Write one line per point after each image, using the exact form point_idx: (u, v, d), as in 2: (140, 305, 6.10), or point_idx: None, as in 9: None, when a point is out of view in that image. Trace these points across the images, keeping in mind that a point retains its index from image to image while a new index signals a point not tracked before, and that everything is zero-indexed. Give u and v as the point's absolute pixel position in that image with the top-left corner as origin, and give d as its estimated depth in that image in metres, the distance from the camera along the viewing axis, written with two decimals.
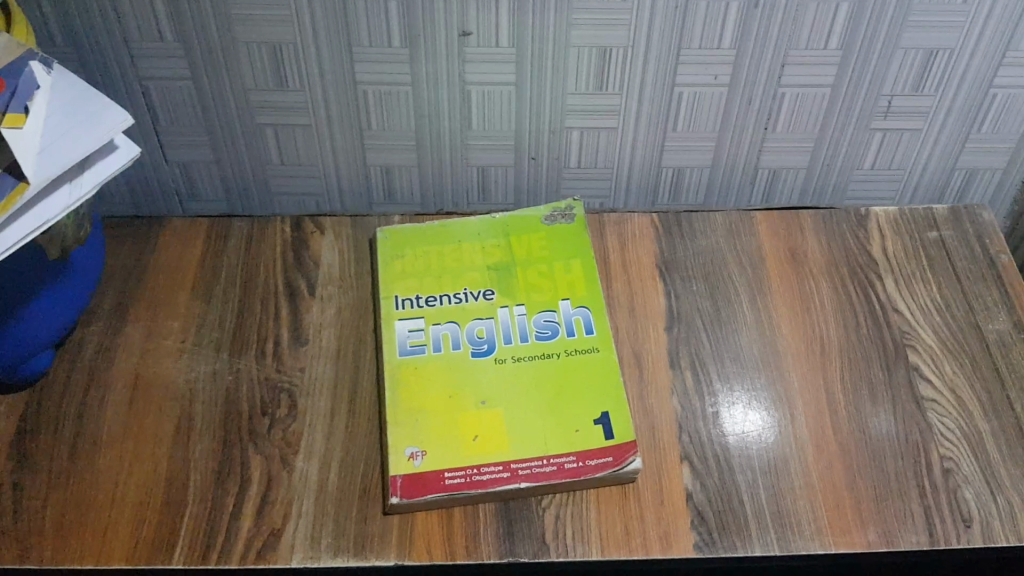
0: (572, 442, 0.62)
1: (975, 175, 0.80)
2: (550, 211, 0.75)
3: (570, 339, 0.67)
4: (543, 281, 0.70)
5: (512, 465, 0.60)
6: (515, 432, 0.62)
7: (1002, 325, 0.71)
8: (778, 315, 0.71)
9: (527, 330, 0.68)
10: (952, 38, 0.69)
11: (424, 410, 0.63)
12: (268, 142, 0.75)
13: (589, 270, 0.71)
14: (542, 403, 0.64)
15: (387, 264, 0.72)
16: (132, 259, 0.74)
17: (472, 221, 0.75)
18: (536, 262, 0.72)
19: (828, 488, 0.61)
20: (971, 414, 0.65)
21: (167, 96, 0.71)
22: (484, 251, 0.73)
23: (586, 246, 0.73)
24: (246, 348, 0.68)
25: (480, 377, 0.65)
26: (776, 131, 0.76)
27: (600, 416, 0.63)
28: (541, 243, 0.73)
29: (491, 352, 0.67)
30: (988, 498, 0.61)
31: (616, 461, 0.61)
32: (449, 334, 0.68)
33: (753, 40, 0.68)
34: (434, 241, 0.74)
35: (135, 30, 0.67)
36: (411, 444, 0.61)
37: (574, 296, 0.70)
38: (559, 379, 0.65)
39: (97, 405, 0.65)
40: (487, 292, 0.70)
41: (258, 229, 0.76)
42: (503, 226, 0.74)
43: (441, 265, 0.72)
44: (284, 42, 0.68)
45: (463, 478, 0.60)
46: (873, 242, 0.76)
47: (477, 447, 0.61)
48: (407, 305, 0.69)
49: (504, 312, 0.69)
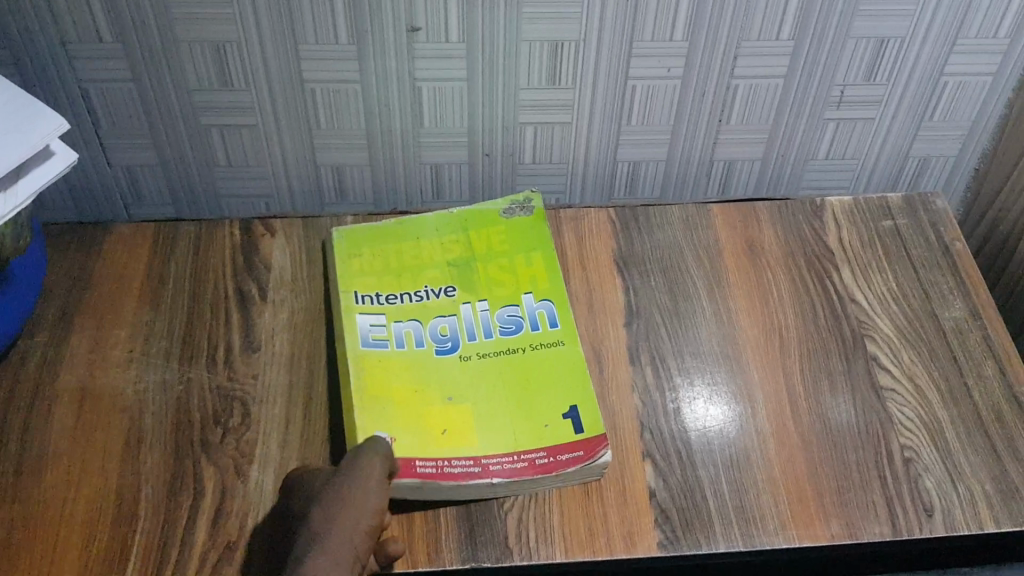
0: (542, 437, 0.61)
1: (928, 163, 0.80)
2: (508, 204, 0.74)
3: (534, 334, 0.66)
4: (506, 276, 0.70)
5: (482, 460, 0.59)
6: (483, 427, 0.61)
7: (958, 312, 0.71)
8: (736, 308, 0.71)
9: (491, 326, 0.67)
10: (902, 27, 0.69)
11: (391, 400, 0.62)
12: (213, 143, 0.73)
13: (551, 263, 0.70)
14: (510, 396, 0.63)
15: (344, 262, 0.70)
16: (76, 267, 0.72)
17: (429, 218, 0.73)
18: (497, 257, 0.71)
19: (790, 481, 0.61)
20: (930, 403, 0.66)
21: (108, 99, 0.69)
22: (444, 247, 0.72)
23: (546, 239, 0.72)
24: (197, 357, 0.67)
25: (446, 372, 0.64)
26: (731, 122, 0.75)
27: (568, 410, 0.62)
28: (500, 237, 0.72)
29: (456, 349, 0.65)
30: (950, 487, 0.61)
31: (586, 454, 0.60)
32: (412, 330, 0.66)
33: (706, 32, 0.68)
34: (392, 238, 0.72)
35: (72, 30, 0.64)
36: (380, 431, 0.60)
37: (537, 289, 0.69)
38: (527, 374, 0.64)
39: (42, 420, 0.63)
40: (449, 289, 0.69)
41: (206, 233, 0.74)
42: (462, 221, 0.73)
43: (399, 263, 0.71)
44: (227, 40, 0.66)
45: (434, 469, 0.58)
46: (830, 232, 0.76)
47: (446, 440, 0.60)
48: (368, 300, 0.68)
49: (467, 308, 0.68)
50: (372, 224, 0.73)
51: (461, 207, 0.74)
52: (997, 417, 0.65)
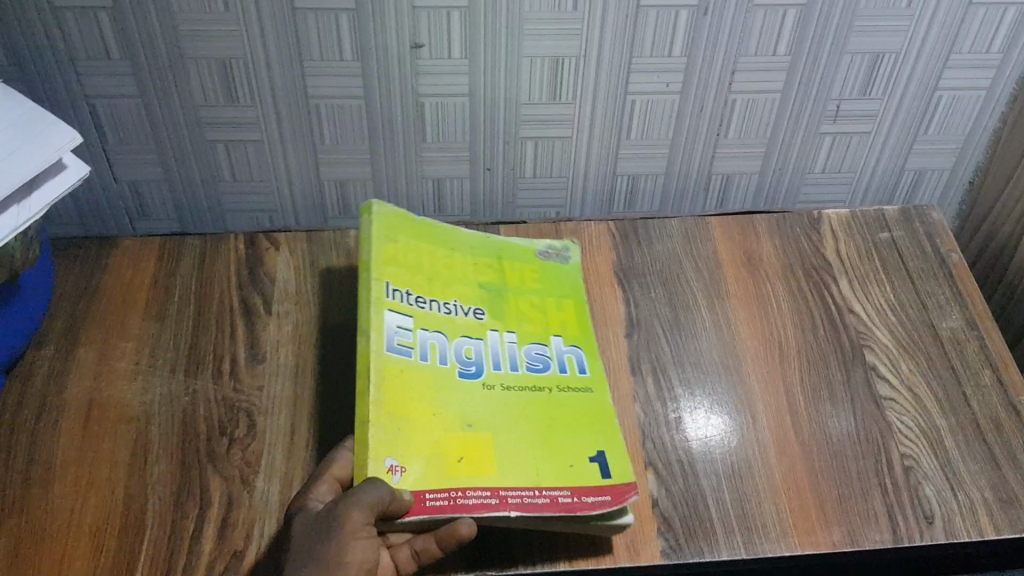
0: (565, 477, 0.57)
1: (923, 177, 0.82)
2: (545, 246, 0.74)
3: (563, 376, 0.64)
4: (536, 313, 0.68)
5: (501, 492, 0.55)
6: (504, 459, 0.58)
7: (955, 322, 0.72)
8: (736, 319, 0.72)
9: (517, 360, 0.64)
10: (897, 42, 0.70)
11: (406, 419, 0.58)
12: (218, 158, 0.74)
13: (582, 308, 0.70)
14: (533, 434, 0.60)
15: (379, 245, 0.67)
16: (82, 281, 0.73)
17: (459, 243, 0.72)
18: (528, 291, 0.70)
19: (791, 490, 0.62)
20: (929, 411, 0.66)
21: (115, 115, 0.70)
22: (477, 270, 0.70)
23: (581, 285, 0.72)
24: (202, 369, 0.67)
25: (466, 400, 0.61)
26: (729, 136, 0.76)
27: (594, 454, 0.59)
28: (530, 277, 0.71)
29: (479, 376, 0.62)
30: (949, 494, 0.62)
31: (616, 499, 0.56)
32: (437, 344, 0.63)
33: (704, 47, 0.69)
34: (426, 243, 0.70)
35: (81, 47, 0.66)
36: (390, 456, 0.56)
37: (567, 334, 0.67)
38: (552, 414, 0.61)
39: (49, 432, 0.63)
40: (478, 311, 0.67)
41: (211, 247, 0.75)
42: (496, 250, 0.72)
43: (433, 270, 0.68)
44: (234, 57, 0.67)
45: (447, 500, 0.54)
46: (827, 244, 0.77)
47: (462, 470, 0.57)
48: (398, 299, 0.64)
49: (494, 336, 0.65)
50: (406, 221, 0.70)
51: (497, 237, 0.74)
52: (995, 425, 0.66)
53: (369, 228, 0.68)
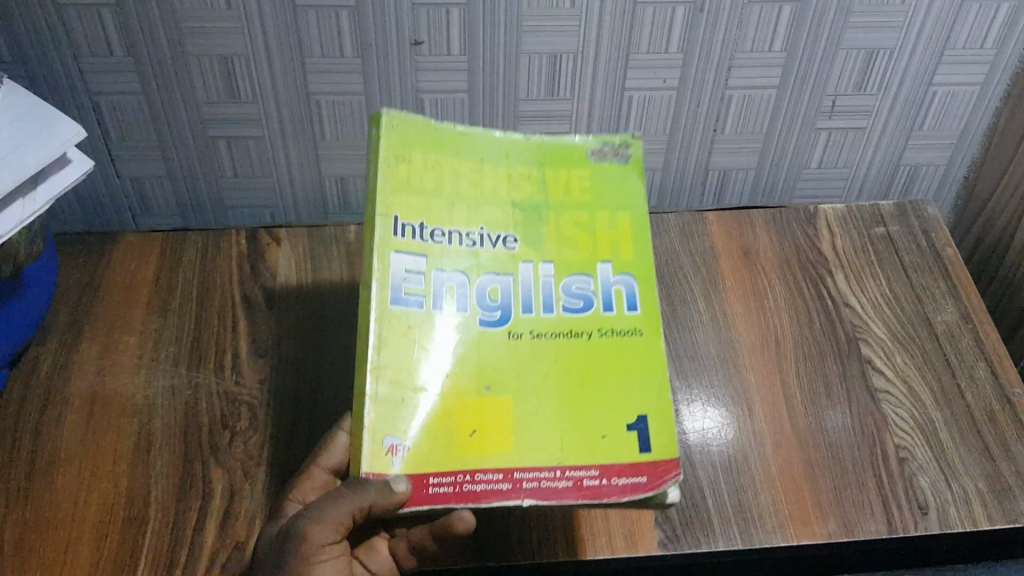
0: (596, 451, 0.49)
1: (918, 172, 0.82)
2: (598, 143, 0.58)
3: (608, 317, 0.53)
4: (582, 236, 0.55)
5: (515, 474, 0.48)
6: (525, 429, 0.50)
7: (950, 316, 0.72)
8: (733, 313, 0.72)
9: (553, 298, 0.53)
10: (892, 38, 0.71)
11: (414, 381, 0.49)
12: (220, 154, 0.75)
13: (640, 229, 0.56)
14: (563, 393, 0.51)
15: (390, 164, 0.53)
16: (86, 276, 0.73)
17: (489, 149, 0.56)
18: (573, 208, 0.56)
19: (787, 481, 0.62)
20: (924, 403, 0.67)
21: (118, 111, 0.71)
22: (511, 182, 0.56)
23: (642, 198, 0.57)
24: (204, 363, 0.68)
25: (486, 351, 0.51)
26: (725, 132, 0.77)
27: (636, 419, 0.51)
28: (577, 190, 0.57)
29: (506, 323, 0.52)
30: (943, 485, 0.62)
31: (651, 484, 0.49)
32: (455, 287, 0.52)
33: (700, 43, 0.70)
34: (450, 153, 0.55)
35: (84, 44, 0.66)
36: (392, 432, 0.48)
37: (617, 259, 0.55)
38: (589, 365, 0.52)
39: (53, 425, 0.64)
40: (509, 238, 0.54)
41: (213, 243, 0.76)
42: (539, 153, 0.57)
43: (458, 191, 0.54)
44: (236, 55, 0.68)
45: (452, 487, 0.48)
46: (823, 239, 0.77)
47: (474, 446, 0.49)
48: (408, 233, 0.52)
49: (527, 268, 0.54)
50: (427, 127, 0.55)
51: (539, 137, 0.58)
52: (989, 417, 0.66)
53: (378, 138, 0.53)
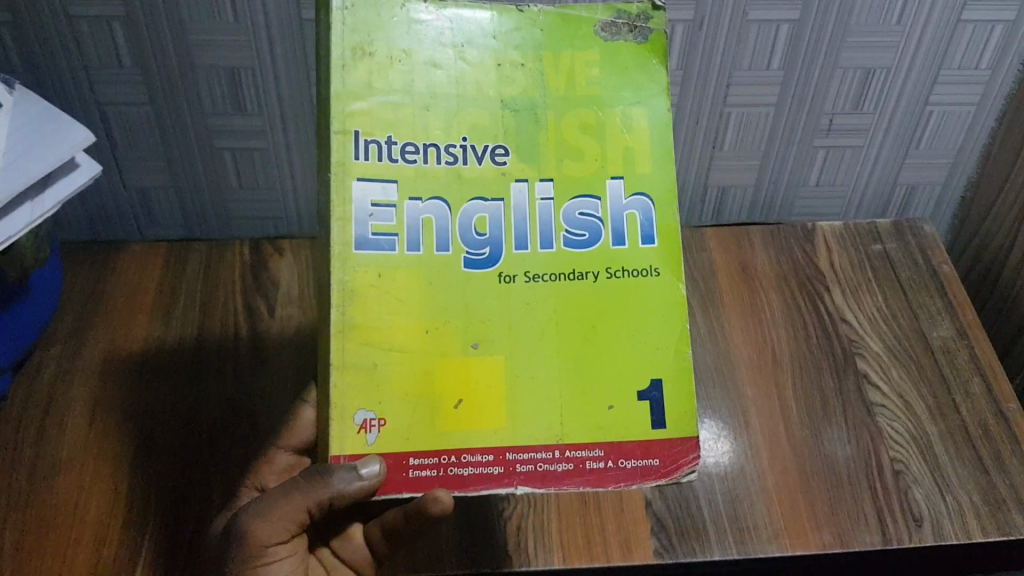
0: (599, 428, 0.49)
1: (916, 190, 0.83)
2: (610, 16, 0.52)
3: (617, 252, 0.50)
4: (586, 142, 0.51)
5: (508, 458, 0.48)
6: (518, 400, 0.49)
7: (946, 332, 0.73)
8: (731, 326, 0.73)
9: (552, 229, 0.50)
10: (888, 57, 0.72)
11: (390, 343, 0.48)
12: (225, 165, 0.76)
13: (656, 132, 0.51)
14: (562, 355, 0.49)
15: (346, 63, 0.48)
16: (91, 283, 0.74)
17: (474, 29, 0.51)
18: (576, 105, 0.51)
19: (783, 492, 0.63)
20: (920, 417, 0.68)
21: (125, 122, 0.72)
22: (502, 73, 0.51)
23: (663, 88, 0.52)
24: (206, 370, 0.69)
25: (475, 303, 0.49)
26: (724, 149, 0.78)
27: (645, 388, 0.49)
28: (582, 78, 0.51)
29: (495, 263, 0.49)
30: (938, 498, 0.63)
31: (663, 470, 0.49)
32: (434, 219, 0.49)
33: (698, 61, 0.71)
34: (426, 41, 0.50)
35: (94, 55, 0.68)
36: (366, 407, 0.47)
37: (631, 174, 0.51)
38: (591, 318, 0.50)
39: (55, 429, 0.65)
40: (498, 150, 0.50)
41: (216, 253, 0.77)
42: (537, 31, 0.51)
43: (434, 88, 0.50)
44: (242, 68, 0.69)
45: (437, 472, 0.48)
46: (821, 255, 0.78)
47: (460, 418, 0.48)
48: (373, 154, 0.48)
49: (521, 189, 0.50)
50: (391, 14, 0.50)
51: (540, 8, 0.52)
52: (983, 432, 0.67)
53: (330, 31, 0.48)
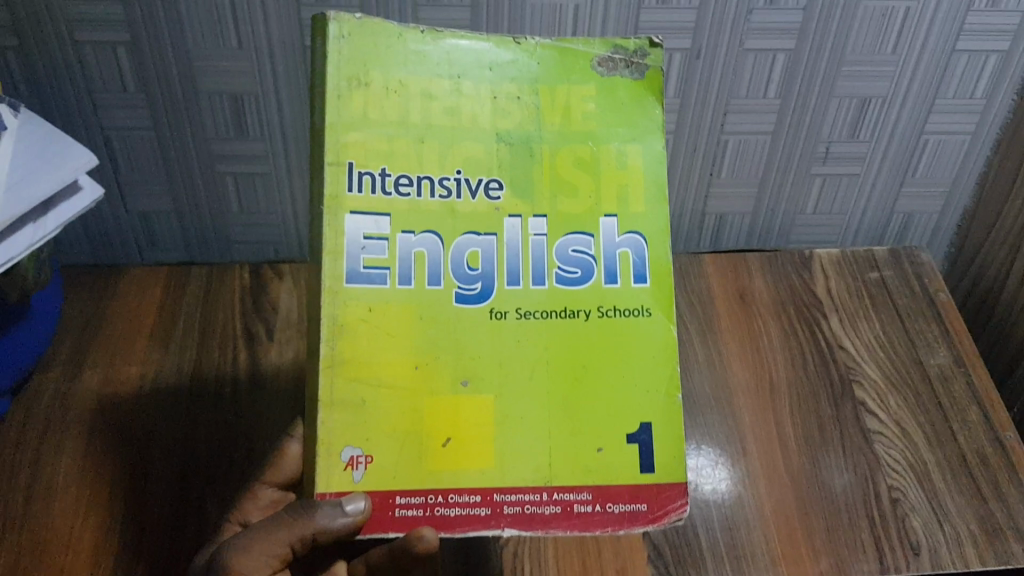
0: (588, 470, 0.49)
1: (912, 219, 0.84)
2: (607, 51, 0.53)
3: (610, 290, 0.51)
4: (580, 177, 0.52)
5: (495, 498, 0.48)
6: (506, 440, 0.49)
7: (943, 359, 0.73)
8: (728, 353, 0.73)
9: (545, 267, 0.50)
10: (883, 87, 0.73)
11: (378, 379, 0.48)
12: (226, 190, 0.77)
13: (651, 170, 0.52)
14: (552, 395, 0.50)
15: (341, 94, 0.49)
16: (91, 307, 0.75)
17: (471, 60, 0.51)
18: (572, 140, 0.52)
19: (780, 519, 0.63)
20: (917, 445, 0.68)
21: (129, 147, 0.73)
22: (497, 107, 0.51)
23: (658, 127, 0.52)
24: (203, 394, 0.69)
25: (465, 340, 0.49)
26: (722, 176, 0.78)
27: (635, 431, 0.50)
28: (577, 113, 0.52)
29: (486, 299, 0.50)
30: (935, 526, 0.63)
31: (651, 515, 0.49)
32: (426, 253, 0.49)
33: (696, 89, 0.72)
34: (422, 71, 0.51)
35: (99, 80, 0.68)
36: (353, 444, 0.48)
37: (624, 212, 0.51)
38: (581, 358, 0.50)
39: (52, 453, 0.65)
40: (492, 184, 0.51)
41: (217, 277, 0.77)
42: (534, 64, 0.52)
43: (430, 119, 0.50)
44: (245, 94, 0.70)
45: (422, 511, 0.48)
46: (818, 282, 0.78)
47: (448, 457, 0.48)
48: (366, 186, 0.49)
49: (513, 226, 0.50)
50: (387, 43, 0.50)
51: (537, 41, 0.52)
52: (981, 460, 0.67)
53: (326, 61, 0.49)
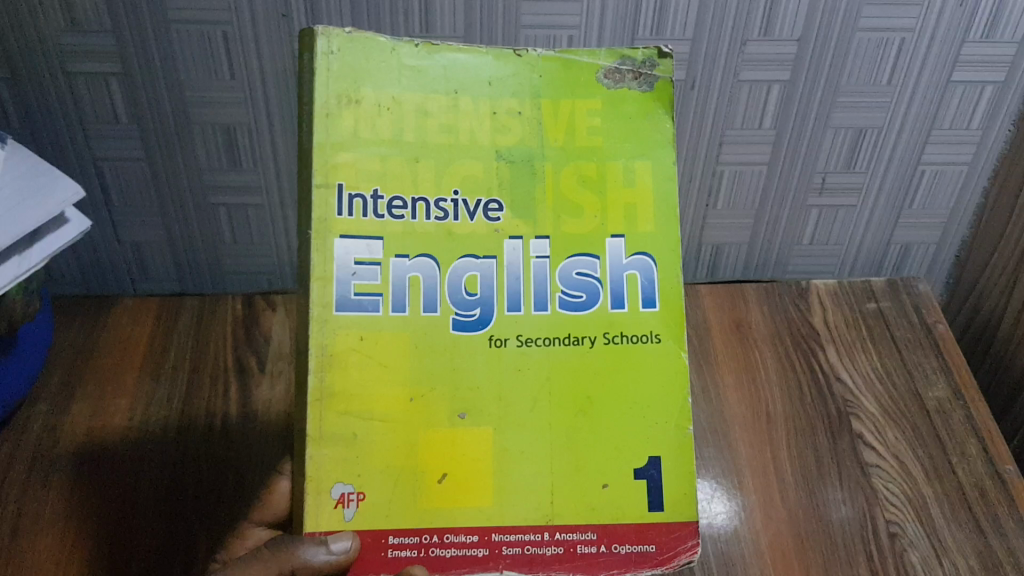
0: (594, 508, 0.49)
1: (909, 251, 0.83)
2: (614, 62, 0.52)
3: (617, 314, 0.50)
4: (585, 196, 0.51)
5: (493, 539, 0.48)
6: (506, 476, 0.49)
7: (942, 392, 0.72)
8: (724, 385, 0.72)
9: (548, 293, 0.50)
10: (879, 117, 0.72)
11: (370, 412, 0.48)
12: (220, 221, 0.76)
13: (660, 187, 0.51)
14: (554, 427, 0.49)
15: (330, 111, 0.48)
16: (82, 338, 0.74)
17: (469, 76, 0.51)
18: (575, 157, 0.51)
19: (777, 554, 0.62)
20: (916, 480, 0.67)
21: (121, 178, 0.73)
22: (497, 121, 0.51)
23: (668, 140, 0.52)
24: (194, 427, 0.68)
25: (462, 371, 0.49)
26: (718, 207, 0.78)
27: (644, 465, 0.49)
28: (583, 128, 0.51)
29: (486, 325, 0.49)
30: (934, 562, 0.61)
31: (660, 558, 0.48)
32: (421, 277, 0.49)
33: (691, 119, 0.71)
34: (417, 86, 0.50)
35: (91, 112, 0.68)
36: (343, 481, 0.47)
37: (632, 233, 0.51)
38: (584, 388, 0.49)
39: (40, 487, 0.64)
40: (492, 204, 0.50)
41: (209, 308, 0.76)
42: (536, 76, 0.51)
43: (425, 137, 0.50)
44: (238, 124, 0.70)
45: (416, 552, 0.48)
46: (815, 314, 0.78)
47: (444, 493, 0.48)
48: (357, 209, 0.48)
49: (515, 247, 0.50)
50: (381, 59, 0.50)
51: (539, 53, 0.51)
52: (980, 494, 0.66)
53: (314, 74, 0.48)
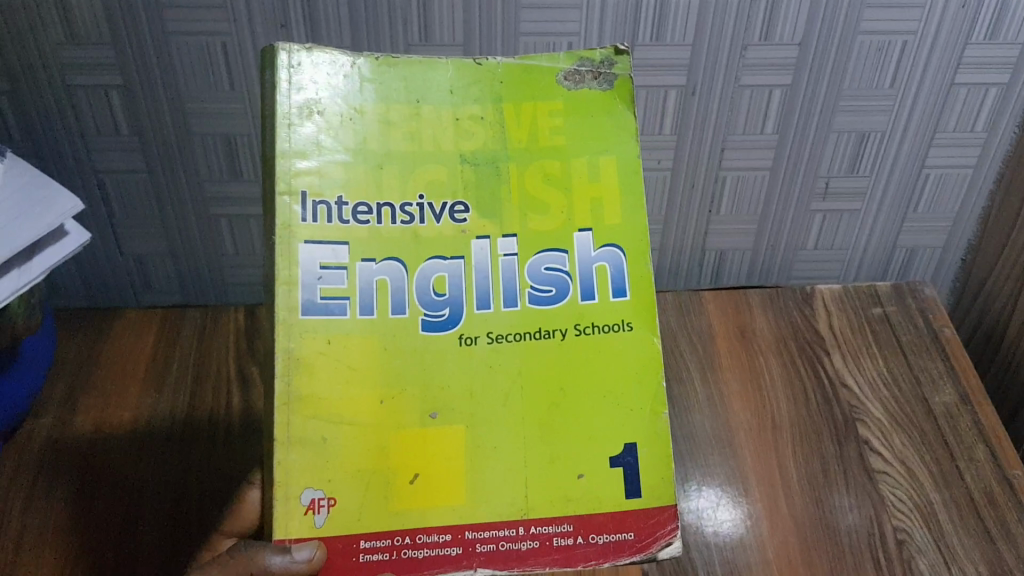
0: (568, 500, 0.48)
1: (916, 253, 0.83)
2: (572, 65, 0.52)
3: (586, 306, 0.50)
4: (551, 192, 0.51)
5: (466, 537, 0.48)
6: (478, 474, 0.48)
7: (949, 398, 0.72)
8: (728, 391, 0.72)
9: (517, 289, 0.49)
10: (882, 121, 0.72)
11: (341, 416, 0.48)
12: (221, 232, 0.76)
13: (624, 178, 0.51)
14: (526, 421, 0.49)
15: (293, 122, 0.49)
16: (85, 350, 0.74)
17: (429, 85, 0.51)
18: (541, 157, 0.51)
19: (783, 563, 0.61)
20: (923, 485, 0.66)
21: (123, 190, 0.73)
22: (460, 127, 0.51)
23: (631, 135, 0.51)
24: (197, 439, 0.68)
25: (432, 371, 0.49)
26: (720, 213, 0.78)
27: (618, 454, 0.49)
28: (546, 128, 0.51)
29: (456, 324, 0.49)
30: (942, 568, 0.61)
31: (639, 544, 0.48)
32: (389, 281, 0.49)
33: (692, 125, 0.71)
34: (378, 97, 0.50)
35: (93, 126, 0.68)
36: (314, 487, 0.47)
37: (599, 226, 0.50)
38: (557, 381, 0.49)
39: (42, 500, 0.64)
40: (458, 206, 0.50)
41: (211, 319, 0.76)
42: (496, 82, 0.51)
43: (389, 146, 0.50)
44: (238, 135, 0.69)
45: (387, 555, 0.47)
46: (820, 319, 0.77)
47: (415, 494, 0.48)
48: (322, 215, 0.48)
49: (481, 247, 0.50)
50: (343, 72, 0.50)
51: (498, 60, 0.52)
52: (989, 501, 0.65)
53: (277, 90, 0.49)
